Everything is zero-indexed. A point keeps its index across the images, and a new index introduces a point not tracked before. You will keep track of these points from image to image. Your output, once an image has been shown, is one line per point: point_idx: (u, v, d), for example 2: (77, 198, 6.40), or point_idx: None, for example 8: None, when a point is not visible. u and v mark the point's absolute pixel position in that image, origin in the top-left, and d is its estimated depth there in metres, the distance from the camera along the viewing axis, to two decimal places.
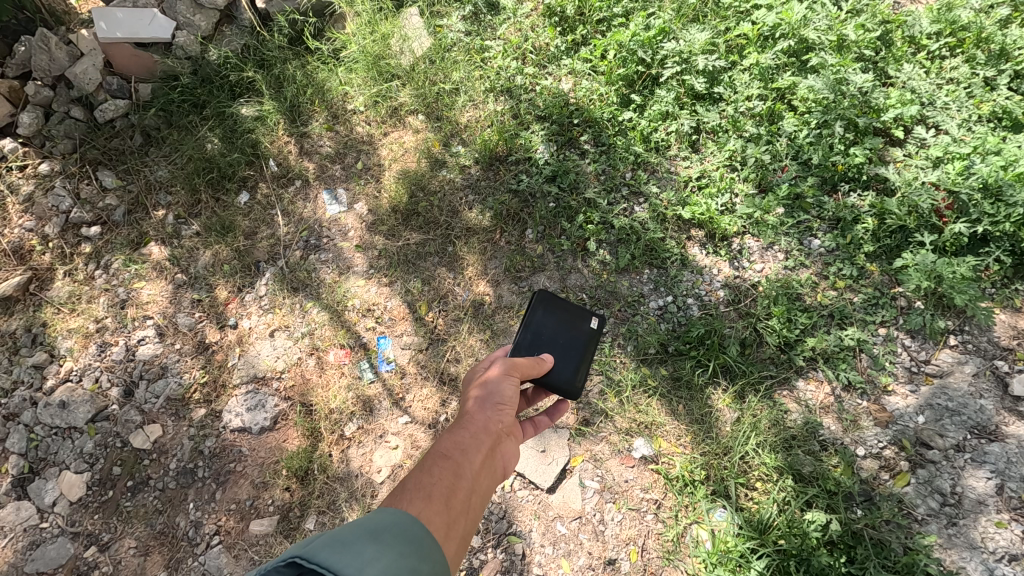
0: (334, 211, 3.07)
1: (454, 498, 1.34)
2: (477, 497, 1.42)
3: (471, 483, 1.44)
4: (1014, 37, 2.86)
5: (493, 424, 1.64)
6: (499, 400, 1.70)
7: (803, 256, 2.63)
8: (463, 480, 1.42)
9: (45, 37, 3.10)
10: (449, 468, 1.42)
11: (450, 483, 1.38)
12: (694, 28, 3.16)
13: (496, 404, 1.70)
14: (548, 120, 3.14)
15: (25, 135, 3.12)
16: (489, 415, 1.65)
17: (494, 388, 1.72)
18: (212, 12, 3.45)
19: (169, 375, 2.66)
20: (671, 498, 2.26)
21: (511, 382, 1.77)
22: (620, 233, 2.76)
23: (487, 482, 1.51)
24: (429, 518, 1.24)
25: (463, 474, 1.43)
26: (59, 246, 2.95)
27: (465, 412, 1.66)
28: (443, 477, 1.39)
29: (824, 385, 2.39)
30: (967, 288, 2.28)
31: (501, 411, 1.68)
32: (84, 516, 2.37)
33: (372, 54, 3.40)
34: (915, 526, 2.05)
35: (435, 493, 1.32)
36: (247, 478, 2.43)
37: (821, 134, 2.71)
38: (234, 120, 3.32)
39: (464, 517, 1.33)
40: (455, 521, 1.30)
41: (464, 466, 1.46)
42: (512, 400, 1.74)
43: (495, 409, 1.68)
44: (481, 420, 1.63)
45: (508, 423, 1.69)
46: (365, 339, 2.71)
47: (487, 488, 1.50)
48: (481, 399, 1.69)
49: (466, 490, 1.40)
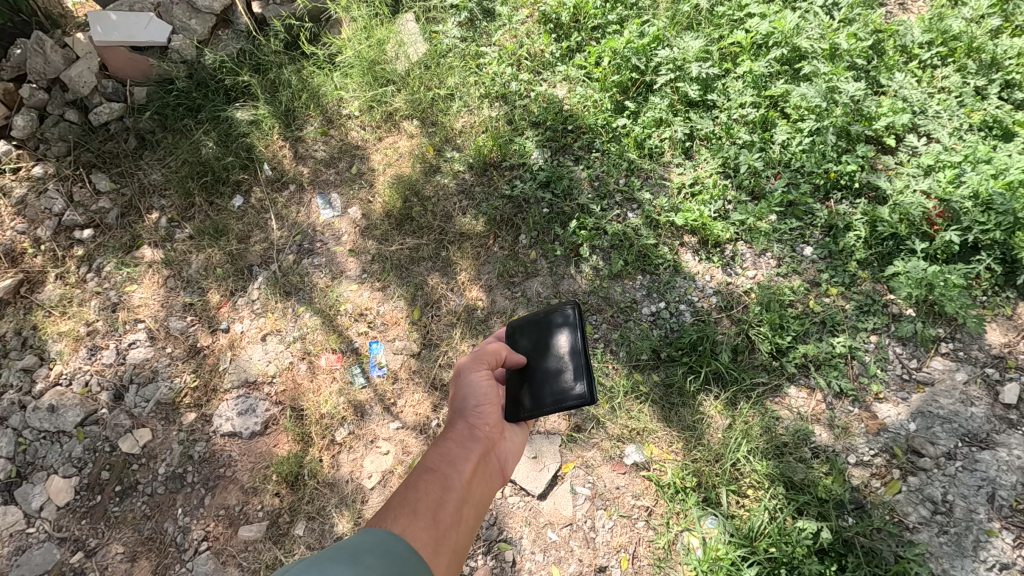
0: (328, 215, 3.07)
1: (441, 512, 1.38)
2: (469, 507, 1.46)
3: (462, 493, 1.47)
4: (1005, 46, 2.89)
5: (479, 429, 1.67)
6: (478, 402, 1.70)
7: (794, 263, 2.63)
8: (452, 492, 1.45)
9: (41, 40, 3.08)
10: (436, 481, 1.46)
11: (437, 496, 1.42)
12: (688, 36, 3.18)
13: (478, 408, 1.71)
14: (542, 126, 3.15)
15: (19, 137, 3.11)
16: (472, 422, 1.68)
17: (473, 390, 1.72)
18: (208, 16, 3.46)
19: (160, 378, 2.64)
20: (662, 505, 2.25)
21: (488, 379, 1.75)
22: (613, 239, 2.77)
23: (481, 489, 1.54)
24: (414, 535, 1.30)
25: (450, 485, 1.46)
26: (52, 249, 2.94)
27: (449, 422, 1.70)
28: (431, 491, 1.43)
29: (815, 394, 2.38)
30: (958, 296, 2.31)
31: (484, 414, 1.70)
32: (71, 521, 2.35)
33: (367, 59, 3.41)
34: (906, 534, 2.04)
35: (420, 508, 1.37)
36: (236, 483, 2.42)
37: (814, 142, 2.73)
38: (229, 124, 3.32)
39: (454, 529, 1.37)
40: (444, 536, 1.35)
41: (452, 477, 1.49)
42: (493, 397, 1.73)
43: (476, 413, 1.69)
44: (464, 428, 1.66)
45: (495, 423, 1.71)
46: (357, 344, 2.70)
47: (482, 496, 1.54)
48: (462, 406, 1.71)
49: (456, 501, 1.43)
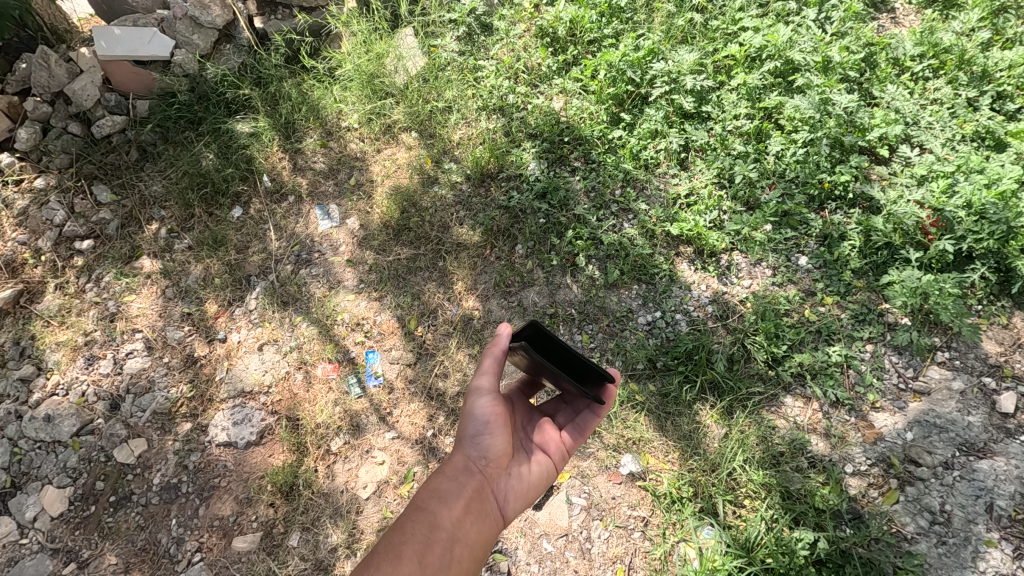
0: (326, 226, 3.10)
1: (428, 553, 1.48)
2: (461, 546, 1.55)
3: (452, 532, 1.56)
4: (995, 59, 2.94)
5: (478, 462, 1.75)
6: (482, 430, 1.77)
7: (790, 272, 2.65)
8: (441, 532, 1.55)
9: (45, 54, 3.16)
10: (424, 521, 1.56)
11: (425, 536, 1.52)
12: (682, 49, 3.24)
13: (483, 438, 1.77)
14: (539, 137, 3.18)
15: (23, 149, 3.14)
16: (469, 455, 1.75)
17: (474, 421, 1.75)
18: (211, 31, 3.50)
19: (157, 389, 2.64)
20: (659, 516, 2.24)
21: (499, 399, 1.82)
22: (609, 249, 2.78)
23: (475, 526, 1.63)
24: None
25: (439, 527, 1.56)
26: (52, 259, 2.96)
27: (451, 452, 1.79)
28: (419, 531, 1.53)
29: (812, 402, 2.38)
30: (953, 305, 2.31)
31: (487, 446, 1.76)
32: (64, 532, 2.33)
33: (367, 73, 3.46)
34: (904, 545, 2.02)
35: (405, 553, 1.47)
36: (231, 494, 2.41)
37: (808, 152, 2.76)
38: (230, 136, 3.35)
39: (443, 569, 1.48)
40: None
41: (441, 515, 1.59)
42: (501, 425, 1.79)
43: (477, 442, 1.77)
44: (463, 460, 1.75)
45: (499, 455, 1.77)
46: (353, 354, 2.71)
47: (477, 534, 1.62)
48: (466, 436, 1.78)
49: (446, 542, 1.53)
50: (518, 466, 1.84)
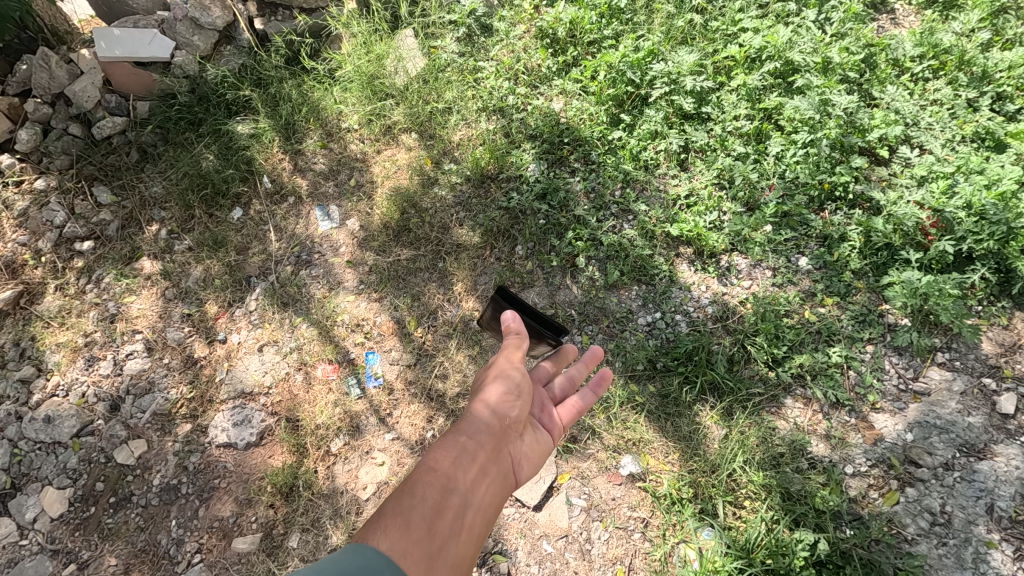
0: (326, 227, 3.10)
1: (441, 518, 1.21)
2: (477, 513, 1.29)
3: (468, 497, 1.31)
4: (995, 60, 2.94)
5: (496, 423, 1.52)
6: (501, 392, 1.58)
7: (790, 273, 2.65)
8: (455, 495, 1.28)
9: (46, 55, 3.15)
10: (437, 482, 1.29)
11: (437, 500, 1.25)
12: (682, 50, 3.24)
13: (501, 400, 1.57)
14: (539, 138, 3.19)
15: (23, 151, 3.14)
16: (486, 414, 1.52)
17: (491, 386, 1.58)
18: (211, 32, 3.50)
19: (156, 390, 2.64)
20: (659, 517, 2.23)
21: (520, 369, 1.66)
22: (609, 250, 2.78)
23: (492, 491, 1.38)
24: (409, 546, 1.11)
25: (454, 490, 1.29)
26: (52, 260, 2.96)
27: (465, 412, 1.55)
28: (430, 494, 1.26)
29: (812, 403, 2.38)
30: (952, 305, 2.31)
31: (507, 407, 1.56)
32: (64, 533, 2.33)
33: (367, 74, 3.46)
34: (904, 546, 2.02)
35: (414, 520, 1.18)
36: (231, 495, 2.41)
37: (808, 153, 2.76)
38: (230, 137, 3.36)
39: (457, 539, 1.20)
40: (442, 548, 1.16)
41: (456, 477, 1.32)
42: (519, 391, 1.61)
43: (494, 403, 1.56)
44: (478, 419, 1.51)
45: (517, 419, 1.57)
46: (353, 355, 2.71)
47: (491, 499, 1.36)
48: (484, 396, 1.57)
49: (460, 508, 1.27)
50: (531, 439, 1.64)
